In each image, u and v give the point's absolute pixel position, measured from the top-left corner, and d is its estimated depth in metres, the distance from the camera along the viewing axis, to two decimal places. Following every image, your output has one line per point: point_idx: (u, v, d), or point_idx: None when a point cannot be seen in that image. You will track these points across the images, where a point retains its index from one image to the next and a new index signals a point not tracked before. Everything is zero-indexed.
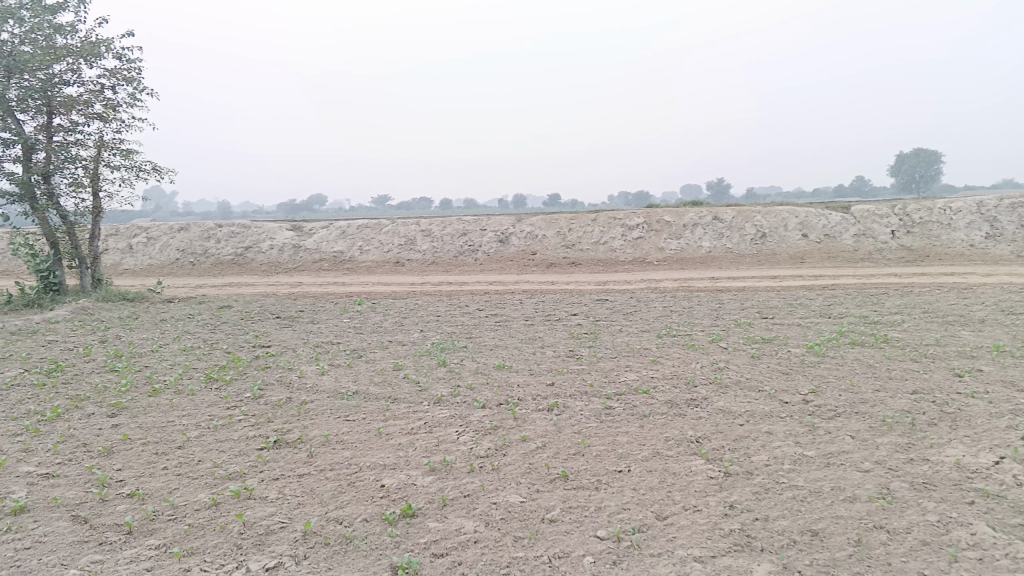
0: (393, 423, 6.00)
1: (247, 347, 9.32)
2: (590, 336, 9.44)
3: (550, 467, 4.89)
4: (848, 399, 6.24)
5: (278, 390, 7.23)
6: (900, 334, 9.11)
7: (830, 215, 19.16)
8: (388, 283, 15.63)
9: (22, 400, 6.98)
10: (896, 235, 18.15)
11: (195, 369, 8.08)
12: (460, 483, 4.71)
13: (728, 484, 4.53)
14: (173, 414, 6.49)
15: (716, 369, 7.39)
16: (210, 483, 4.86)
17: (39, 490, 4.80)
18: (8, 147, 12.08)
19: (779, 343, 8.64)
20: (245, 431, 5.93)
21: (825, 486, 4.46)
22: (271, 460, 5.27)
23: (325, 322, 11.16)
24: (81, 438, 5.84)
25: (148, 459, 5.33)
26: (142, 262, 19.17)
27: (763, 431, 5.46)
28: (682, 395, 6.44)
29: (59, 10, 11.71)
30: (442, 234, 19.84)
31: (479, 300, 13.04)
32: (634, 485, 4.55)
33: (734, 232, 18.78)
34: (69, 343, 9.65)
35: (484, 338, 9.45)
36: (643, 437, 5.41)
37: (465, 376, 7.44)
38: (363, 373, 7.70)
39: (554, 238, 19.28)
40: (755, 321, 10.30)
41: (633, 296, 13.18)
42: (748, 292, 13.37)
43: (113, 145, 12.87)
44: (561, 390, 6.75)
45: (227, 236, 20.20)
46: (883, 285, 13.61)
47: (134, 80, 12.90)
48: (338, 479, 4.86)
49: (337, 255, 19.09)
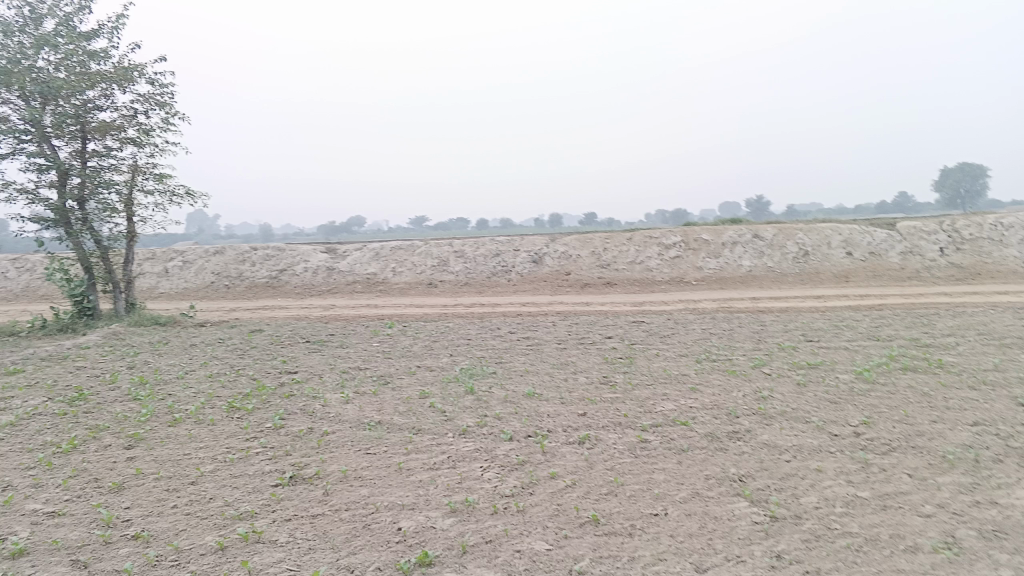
0: (415, 457, 5.70)
1: (273, 373, 9.10)
2: (626, 360, 9.06)
3: (580, 509, 4.53)
4: (903, 431, 5.80)
5: (301, 420, 6.98)
6: (954, 358, 8.58)
7: (874, 232, 18.57)
8: (421, 305, 15.41)
9: (40, 431, 6.79)
10: (944, 253, 17.50)
11: (218, 397, 7.86)
12: (482, 527, 4.38)
13: (774, 531, 4.14)
14: (190, 446, 6.25)
15: (759, 398, 6.96)
16: (218, 524, 4.59)
17: (43, 531, 4.56)
18: (42, 173, 12.10)
19: (826, 369, 8.17)
20: (261, 466, 5.66)
21: (883, 534, 4.04)
22: (285, 498, 5.00)
23: (353, 346, 10.92)
24: (94, 472, 5.62)
25: (158, 497, 5.08)
26: (178, 286, 19.21)
27: (811, 469, 5.05)
28: (723, 427, 6.03)
29: (93, 36, 11.71)
30: (476, 254, 19.61)
31: (512, 323, 12.74)
32: (672, 532, 4.17)
33: (775, 250, 18.26)
34: (97, 369, 9.52)
35: (515, 363, 9.14)
36: (681, 474, 5.03)
37: (494, 405, 7.11)
38: (389, 402, 7.41)
39: (589, 258, 18.92)
40: (799, 345, 9.83)
41: (671, 318, 12.79)
42: (791, 313, 12.89)
43: (147, 170, 12.85)
44: (593, 421, 6.39)
45: (262, 259, 20.16)
46: (934, 305, 13.03)
47: (167, 104, 12.89)
48: (353, 521, 4.57)
49: (370, 277, 18.94)
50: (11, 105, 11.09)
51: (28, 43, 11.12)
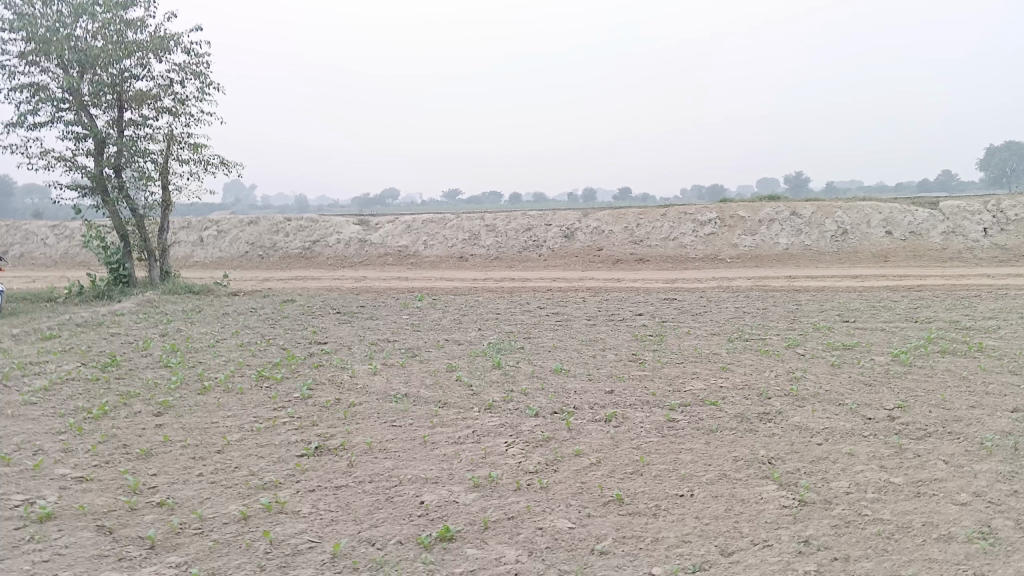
0: (440, 431, 5.67)
1: (303, 343, 9.13)
2: (656, 338, 8.95)
3: (604, 488, 4.47)
4: (939, 416, 5.64)
5: (328, 390, 6.99)
6: (996, 341, 8.34)
7: (916, 211, 18.13)
8: (451, 279, 15.38)
9: (73, 396, 6.88)
10: (988, 234, 17.04)
11: (247, 366, 7.90)
12: (504, 503, 4.34)
13: (803, 516, 4.04)
14: (218, 415, 6.29)
15: (792, 379, 6.82)
16: (243, 493, 4.61)
17: (70, 496, 4.61)
18: (80, 141, 12.19)
19: (861, 351, 8.00)
20: (287, 436, 5.68)
21: (915, 522, 3.92)
22: (309, 469, 5.00)
23: (383, 318, 10.93)
24: (123, 439, 5.67)
25: (184, 465, 5.11)
26: (213, 255, 19.39)
27: (843, 452, 4.93)
28: (754, 408, 5.92)
29: (130, 5, 11.71)
30: (507, 228, 19.51)
31: (542, 298, 12.65)
32: (697, 514, 4.09)
33: (813, 229, 17.91)
34: (130, 336, 9.62)
35: (543, 339, 9.07)
36: (709, 455, 4.94)
37: (520, 381, 7.06)
38: (416, 375, 7.40)
39: (621, 234, 18.73)
40: (835, 326, 9.63)
41: (703, 296, 12.61)
42: (827, 293, 12.65)
43: (182, 139, 12.90)
44: (621, 399, 6.31)
45: (296, 230, 20.25)
46: (975, 287, 12.69)
47: (203, 74, 12.90)
48: (376, 493, 4.55)
49: (402, 249, 18.95)
50: (49, 73, 11.16)
51: (67, 12, 11.14)
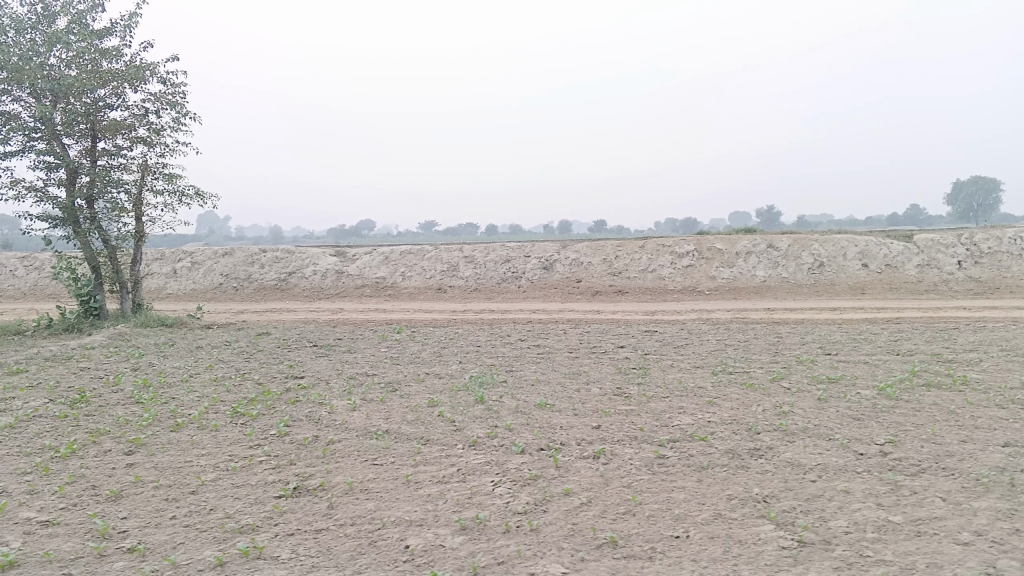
0: (424, 470, 5.48)
1: (279, 377, 8.91)
2: (639, 371, 8.83)
3: (597, 530, 4.32)
4: (932, 451, 5.56)
5: (306, 427, 6.78)
6: (979, 375, 8.32)
7: (891, 244, 18.33)
8: (429, 311, 15.24)
9: (40, 434, 6.61)
10: (962, 266, 17.22)
11: (222, 402, 7.66)
12: (493, 547, 4.17)
13: (803, 558, 3.91)
14: (191, 453, 6.06)
15: (780, 414, 6.71)
16: (219, 538, 4.40)
17: (34, 542, 4.37)
18: (52, 171, 11.95)
19: (847, 384, 7.93)
20: (265, 475, 5.46)
21: (919, 563, 3.81)
22: (288, 511, 4.80)
23: (360, 351, 10.72)
24: (91, 479, 5.43)
25: (157, 507, 4.89)
26: (186, 287, 19.07)
27: (838, 490, 4.82)
28: (744, 444, 5.80)
29: (105, 34, 11.57)
30: (485, 260, 19.42)
31: (522, 330, 12.53)
32: (694, 556, 3.96)
33: (790, 261, 18.01)
34: (101, 370, 9.34)
35: (525, 372, 8.93)
36: (701, 494, 4.81)
37: (505, 416, 6.89)
38: (396, 410, 7.21)
39: (600, 265, 18.71)
40: (818, 358, 9.59)
41: (684, 328, 12.56)
42: (807, 325, 12.64)
43: (157, 170, 12.70)
44: (608, 435, 6.17)
45: (272, 261, 20.00)
46: (953, 319, 12.74)
47: (179, 104, 12.75)
48: (358, 537, 4.36)
49: (379, 281, 18.77)
50: (21, 102, 10.95)
51: (40, 41, 10.98)
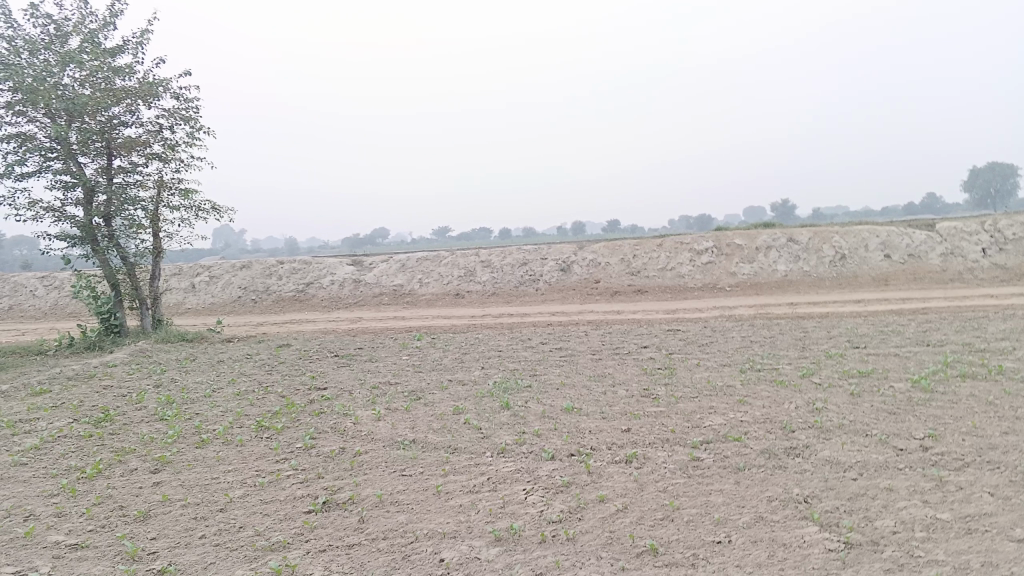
0: (453, 479, 5.39)
1: (302, 389, 8.85)
2: (666, 371, 8.69)
3: (635, 538, 4.20)
4: (974, 445, 5.40)
5: (332, 439, 6.70)
6: (1015, 363, 8.13)
7: (913, 234, 18.08)
8: (448, 317, 15.17)
9: (66, 455, 6.57)
10: (987, 253, 16.96)
11: (247, 416, 7.59)
12: (530, 558, 4.07)
13: (852, 560, 3.79)
14: (218, 470, 5.99)
15: (814, 411, 6.56)
16: (249, 556, 4.32)
17: (64, 566, 4.32)
18: (69, 190, 11.97)
19: (879, 378, 7.76)
20: (293, 490, 5.38)
21: (973, 562, 3.67)
22: (319, 526, 4.71)
23: (382, 360, 10.65)
24: (119, 500, 5.37)
25: (185, 526, 4.82)
26: (205, 301, 19.10)
27: (881, 488, 4.68)
28: (779, 443, 5.67)
29: (117, 51, 11.58)
30: (502, 264, 19.32)
31: (544, 333, 12.42)
32: (739, 562, 3.84)
33: (811, 254, 17.80)
34: (124, 388, 9.32)
35: (550, 376, 8.82)
36: (740, 496, 4.68)
37: (532, 422, 6.78)
38: (422, 419, 7.11)
39: (618, 265, 18.57)
40: (847, 352, 9.41)
41: (707, 325, 12.40)
42: (832, 318, 12.46)
43: (172, 185, 12.70)
44: (639, 438, 6.05)
45: (289, 273, 20.00)
46: (981, 308, 12.51)
47: (192, 119, 12.75)
48: (391, 552, 4.28)
49: (397, 288, 18.73)
50: (37, 123, 10.96)
51: (53, 61, 10.99)
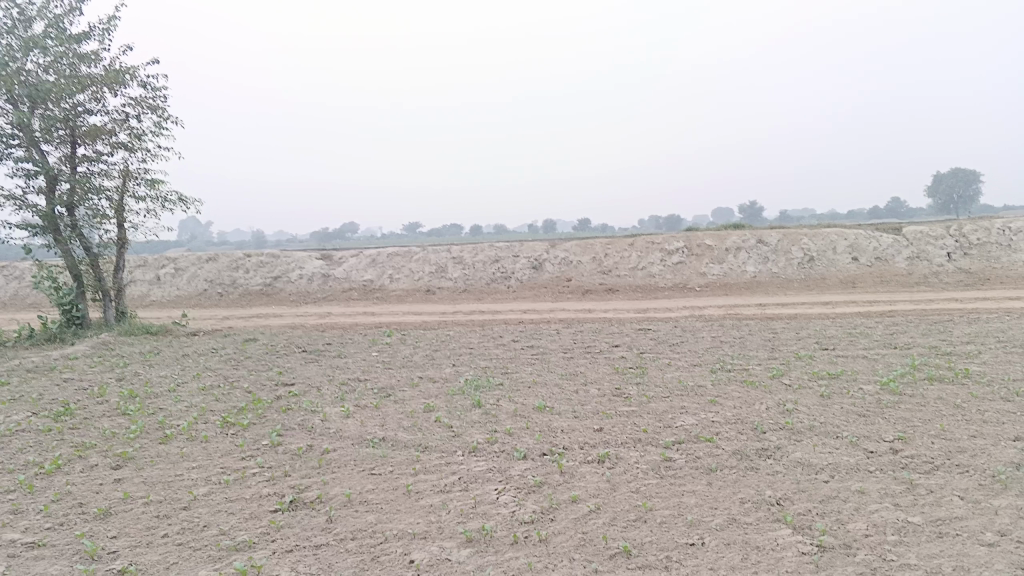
0: (424, 479, 5.30)
1: (269, 385, 8.70)
2: (637, 371, 8.67)
3: (608, 540, 4.16)
4: (943, 448, 5.44)
5: (299, 436, 6.58)
6: (981, 367, 8.22)
7: (881, 237, 18.30)
8: (418, 313, 15.05)
9: (23, 450, 6.37)
10: (952, 258, 17.21)
11: (212, 412, 7.43)
12: (502, 559, 4.01)
13: (825, 564, 3.78)
14: (182, 466, 5.86)
15: (785, 412, 6.57)
16: (213, 556, 4.21)
17: (19, 565, 4.17)
18: (30, 178, 11.66)
19: (847, 380, 7.80)
20: (259, 489, 5.27)
21: (945, 567, 3.67)
22: (285, 526, 4.61)
23: (351, 356, 10.53)
24: (78, 497, 5.22)
25: (147, 525, 4.68)
26: (170, 294, 18.78)
27: (853, 490, 4.68)
28: (751, 444, 5.66)
29: (83, 37, 11.30)
30: (474, 261, 19.23)
31: (515, 331, 12.37)
32: (712, 565, 3.81)
33: (780, 256, 17.94)
34: (85, 381, 9.10)
35: (522, 374, 8.76)
36: (713, 498, 4.66)
37: (503, 420, 6.72)
38: (392, 417, 7.00)
39: (590, 264, 18.56)
40: (816, 354, 9.46)
41: (677, 325, 12.43)
42: (801, 320, 12.57)
43: (139, 175, 12.44)
44: (611, 437, 6.01)
45: (257, 266, 19.73)
46: (946, 311, 12.67)
47: (160, 108, 12.49)
48: (360, 553, 4.19)
49: (366, 284, 18.55)
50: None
51: (17, 46, 10.70)
